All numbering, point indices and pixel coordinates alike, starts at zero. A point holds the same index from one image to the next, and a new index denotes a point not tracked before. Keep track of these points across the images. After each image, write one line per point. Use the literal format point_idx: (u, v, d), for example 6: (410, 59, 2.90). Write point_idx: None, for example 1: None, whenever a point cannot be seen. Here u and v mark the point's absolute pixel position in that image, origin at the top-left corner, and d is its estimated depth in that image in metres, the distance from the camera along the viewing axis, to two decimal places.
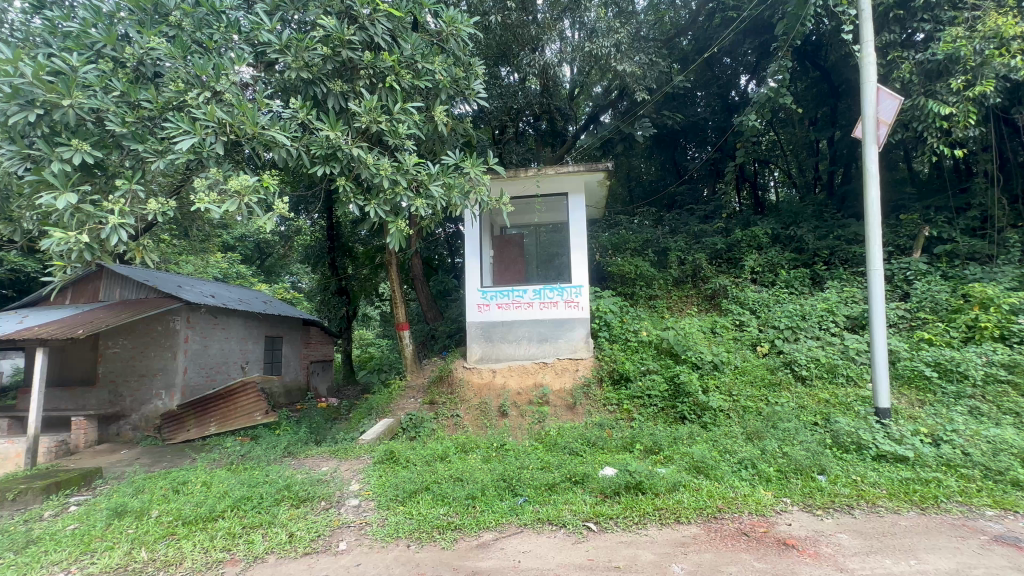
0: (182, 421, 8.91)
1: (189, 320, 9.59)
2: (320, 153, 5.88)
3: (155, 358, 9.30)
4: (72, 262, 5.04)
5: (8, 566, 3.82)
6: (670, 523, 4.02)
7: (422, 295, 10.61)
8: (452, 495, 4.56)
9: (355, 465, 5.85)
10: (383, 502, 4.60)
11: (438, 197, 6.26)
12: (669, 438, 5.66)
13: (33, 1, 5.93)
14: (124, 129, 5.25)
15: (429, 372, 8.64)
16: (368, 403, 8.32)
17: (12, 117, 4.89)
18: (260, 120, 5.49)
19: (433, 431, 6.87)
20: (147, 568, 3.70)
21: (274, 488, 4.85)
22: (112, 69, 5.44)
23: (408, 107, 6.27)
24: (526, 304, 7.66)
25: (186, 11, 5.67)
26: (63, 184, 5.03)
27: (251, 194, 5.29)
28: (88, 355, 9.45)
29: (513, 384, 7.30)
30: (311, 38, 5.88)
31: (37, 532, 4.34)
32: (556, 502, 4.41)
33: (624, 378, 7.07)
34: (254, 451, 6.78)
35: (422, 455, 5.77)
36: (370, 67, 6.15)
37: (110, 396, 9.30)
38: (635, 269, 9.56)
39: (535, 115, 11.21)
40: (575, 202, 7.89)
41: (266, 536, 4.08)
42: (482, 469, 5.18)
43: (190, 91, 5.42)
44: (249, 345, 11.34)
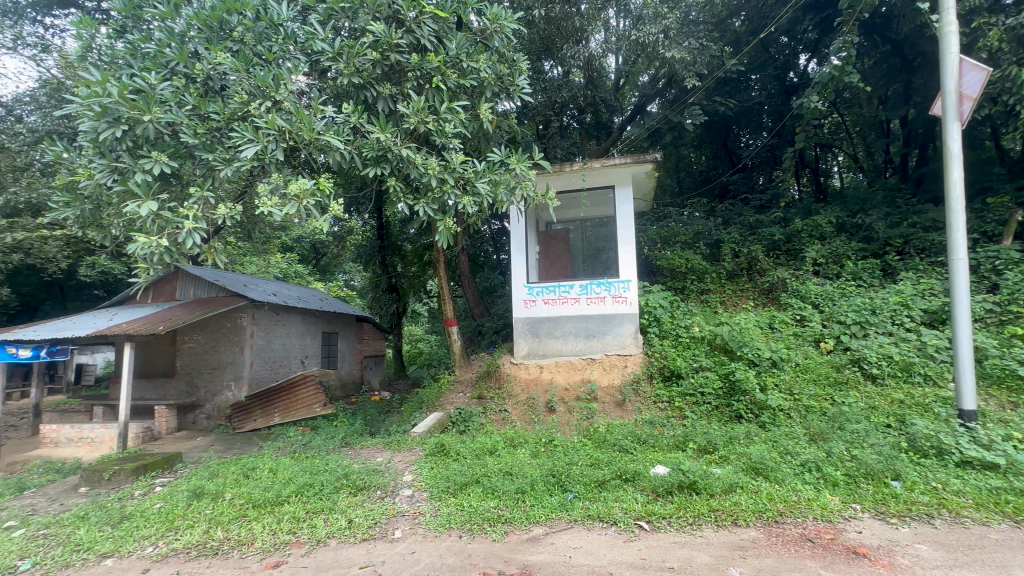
0: (249, 411, 9.54)
1: (255, 316, 10.26)
2: (371, 155, 6.09)
3: (225, 352, 9.99)
4: (154, 264, 5.51)
5: (106, 538, 4.25)
6: (726, 526, 3.88)
7: (469, 292, 10.74)
8: (501, 488, 4.62)
9: (408, 457, 6.05)
10: (435, 494, 4.73)
11: (485, 194, 6.35)
12: (724, 437, 5.45)
13: (116, 27, 6.51)
14: (196, 140, 5.67)
15: (477, 366, 8.75)
16: (419, 397, 8.56)
17: (102, 133, 5.38)
18: (316, 126, 5.77)
19: (482, 425, 6.98)
20: (224, 546, 4.00)
21: (334, 476, 5.11)
22: (184, 84, 5.87)
23: (454, 106, 6.37)
24: (573, 300, 7.60)
25: (248, 26, 6.02)
26: (146, 193, 5.50)
27: (308, 197, 5.57)
28: (167, 349, 10.27)
29: (561, 380, 7.24)
30: (362, 44, 6.09)
31: (130, 509, 4.81)
32: (607, 499, 4.37)
33: (676, 375, 6.88)
34: (314, 441, 7.16)
35: (472, 449, 5.87)
36: (417, 69, 6.29)
37: (187, 387, 10.08)
38: (685, 263, 9.26)
39: (579, 108, 11.07)
40: (622, 195, 7.73)
41: (328, 521, 4.30)
42: (531, 464, 5.20)
43: (254, 102, 5.78)
44: (307, 340, 11.97)
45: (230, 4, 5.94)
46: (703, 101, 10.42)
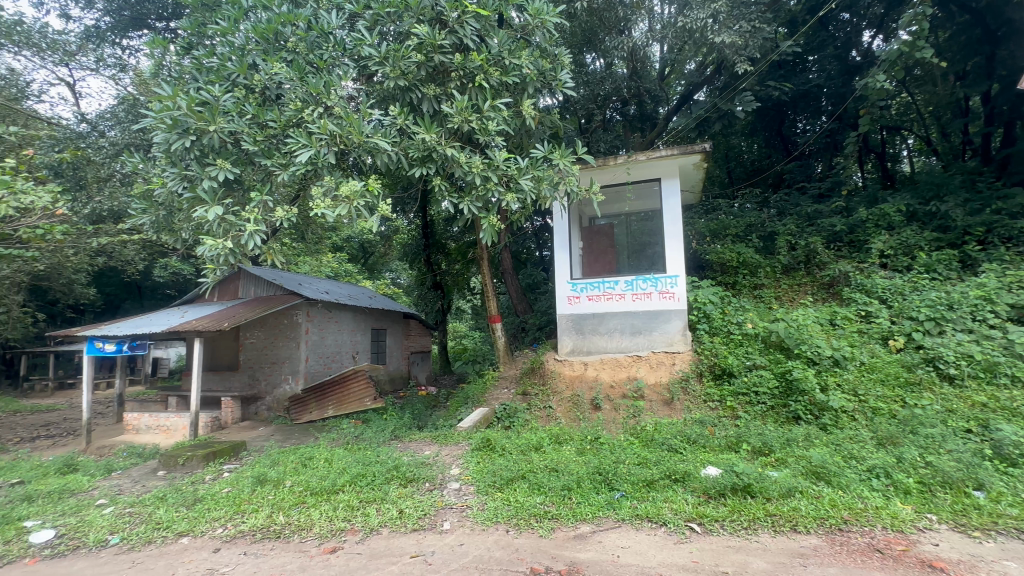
0: (305, 404, 10.04)
1: (310, 313, 10.77)
2: (417, 155, 6.24)
3: (283, 347, 10.55)
4: (221, 265, 5.89)
5: (183, 518, 4.61)
6: (784, 532, 3.70)
7: (513, 289, 10.77)
8: (548, 485, 4.62)
9: (455, 451, 6.18)
10: (482, 487, 4.80)
11: (528, 190, 6.35)
12: (781, 439, 5.20)
13: (183, 45, 6.99)
14: (256, 147, 6.01)
15: (521, 363, 8.77)
16: (465, 393, 8.70)
17: (173, 144, 5.80)
18: (365, 129, 5.96)
19: (527, 421, 7.01)
20: (286, 530, 4.23)
21: (385, 468, 5.30)
22: (244, 95, 6.21)
23: (497, 104, 6.41)
24: (618, 296, 7.47)
25: (301, 36, 6.31)
26: (211, 199, 5.90)
27: (359, 198, 5.78)
28: (231, 344, 10.95)
29: (606, 377, 7.13)
30: (407, 47, 6.20)
31: (201, 492, 5.19)
32: (655, 499, 4.28)
33: (727, 373, 6.63)
34: (366, 433, 7.45)
35: (517, 444, 5.91)
36: (460, 69, 6.37)
37: (250, 380, 10.72)
38: (737, 257, 8.88)
39: (623, 100, 10.85)
40: (669, 187, 7.52)
41: (380, 511, 4.46)
42: (577, 462, 5.18)
43: (307, 108, 6.06)
44: (358, 336, 12.43)
45: (284, 16, 6.25)
46: (755, 86, 9.92)
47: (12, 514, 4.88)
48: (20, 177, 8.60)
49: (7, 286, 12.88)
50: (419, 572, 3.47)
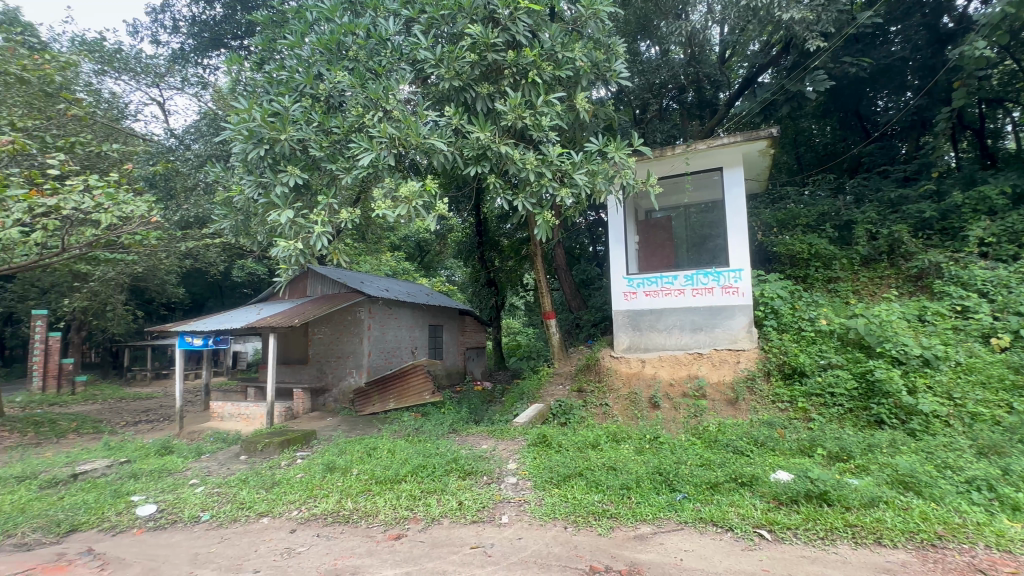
0: (369, 396, 10.52)
1: (372, 310, 11.27)
2: (472, 154, 6.35)
3: (348, 342, 11.11)
4: (293, 265, 6.29)
5: (262, 499, 4.99)
6: (867, 544, 3.43)
7: (566, 285, 10.69)
8: (606, 483, 4.56)
9: (511, 445, 6.25)
10: (539, 483, 4.81)
11: (583, 185, 6.27)
12: (862, 444, 4.82)
13: (257, 60, 7.49)
14: (322, 152, 6.36)
15: (577, 359, 8.68)
16: (520, 388, 8.75)
17: (250, 153, 6.26)
18: (422, 131, 6.13)
19: (584, 419, 6.93)
20: (354, 516, 4.47)
21: (444, 460, 5.46)
22: (311, 104, 6.55)
23: (551, 99, 6.39)
24: (677, 291, 7.21)
25: (361, 44, 6.58)
26: (283, 204, 6.32)
27: (417, 199, 5.98)
28: (301, 340, 11.66)
29: (665, 375, 6.91)
30: (461, 48, 6.26)
31: (278, 476, 5.60)
32: (720, 503, 4.10)
33: (799, 372, 6.23)
34: (425, 426, 7.69)
35: (574, 441, 5.87)
36: (512, 66, 6.39)
37: (318, 373, 11.36)
38: (809, 248, 8.28)
39: (681, 87, 10.42)
40: (732, 176, 7.15)
41: (440, 501, 4.59)
42: (636, 460, 5.07)
43: (368, 113, 6.32)
44: (416, 332, 12.84)
45: (346, 26, 6.54)
46: (829, 63, 9.19)
47: (122, 489, 5.51)
48: (122, 189, 9.61)
49: (113, 287, 14.48)
50: (480, 563, 3.54)
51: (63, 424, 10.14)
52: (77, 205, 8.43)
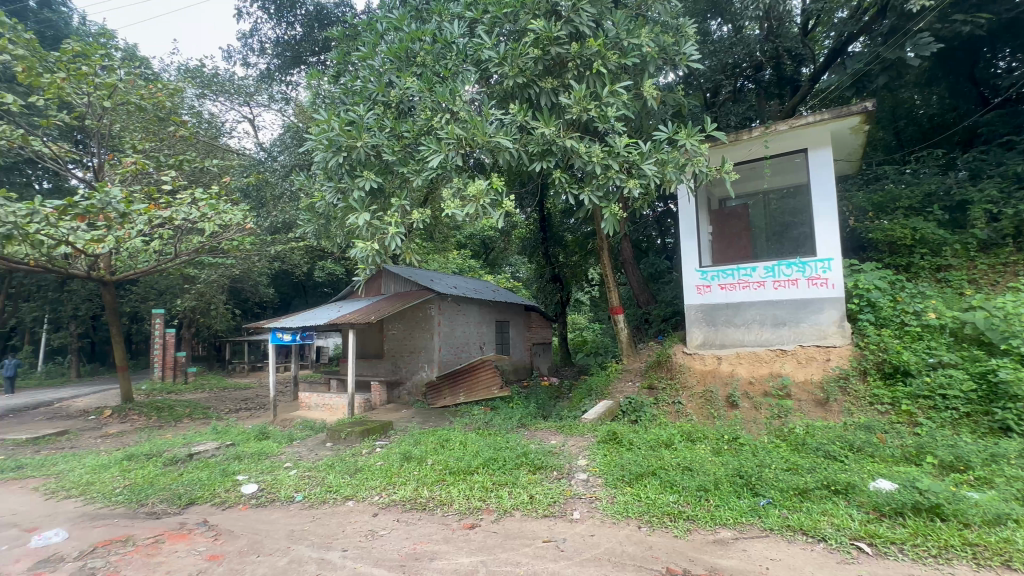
0: (440, 390, 10.92)
1: (441, 307, 11.66)
2: (537, 150, 6.36)
3: (420, 338, 11.59)
4: (369, 266, 6.67)
5: (347, 483, 5.36)
6: (993, 567, 3.03)
7: (634, 280, 10.39)
8: (681, 484, 4.39)
9: (580, 442, 6.21)
10: (610, 480, 4.75)
11: (652, 175, 6.09)
12: (983, 454, 4.27)
13: (334, 73, 7.96)
14: (395, 157, 6.67)
15: (647, 356, 8.40)
16: (588, 384, 8.65)
17: (329, 161, 6.67)
18: (488, 130, 6.25)
19: (655, 416, 6.72)
20: (430, 503, 4.67)
21: (515, 454, 5.54)
22: (383, 111, 6.88)
23: (617, 89, 6.22)
24: (757, 284, 6.77)
25: (428, 49, 6.79)
26: (360, 207, 6.71)
27: (484, 197, 6.13)
28: (377, 335, 12.32)
29: (744, 372, 6.52)
30: (524, 44, 6.25)
31: (361, 463, 5.99)
32: (811, 511, 3.81)
33: (902, 372, 5.62)
34: (495, 419, 7.86)
35: (646, 440, 5.71)
36: (576, 58, 6.28)
37: (392, 367, 11.95)
38: (913, 234, 7.41)
39: (758, 64, 9.73)
40: (819, 158, 6.59)
41: (512, 494, 4.67)
42: (713, 462, 4.83)
43: (436, 116, 6.51)
44: (483, 328, 13.11)
45: (413, 34, 6.78)
46: (935, 24, 8.14)
47: (230, 469, 6.16)
48: (222, 200, 10.65)
49: (216, 287, 16.17)
50: (553, 557, 3.56)
51: (179, 409, 11.51)
52: (186, 215, 9.55)
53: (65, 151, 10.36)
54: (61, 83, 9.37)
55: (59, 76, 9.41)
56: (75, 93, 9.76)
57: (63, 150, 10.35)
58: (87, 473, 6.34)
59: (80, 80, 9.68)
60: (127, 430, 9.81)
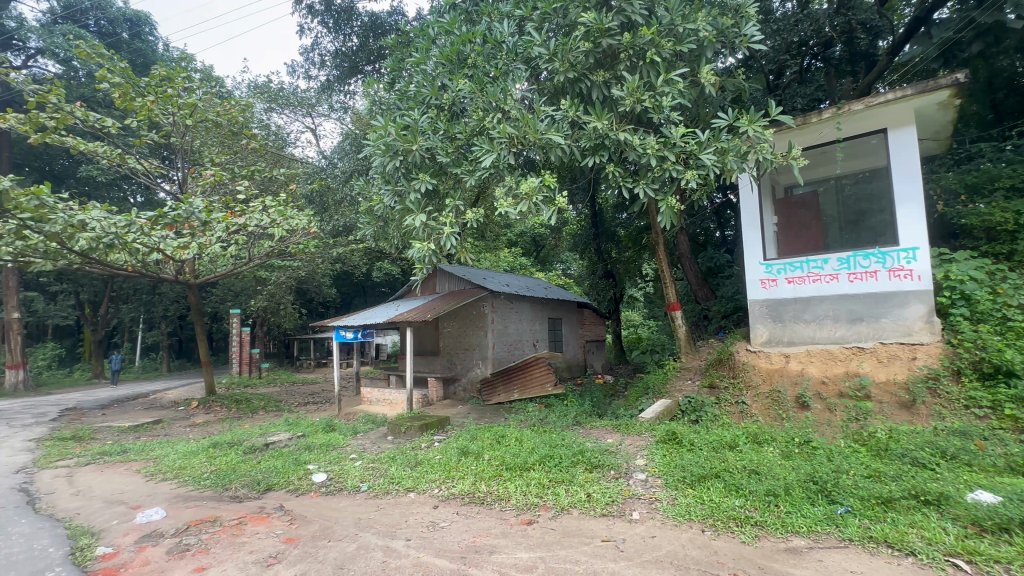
0: (494, 386, 11.06)
1: (494, 305, 11.79)
2: (590, 145, 6.28)
3: (474, 335, 11.80)
4: (426, 265, 6.89)
5: (408, 476, 5.57)
6: None
7: (691, 275, 10.02)
8: (748, 487, 4.19)
9: (638, 441, 6.08)
10: (671, 481, 4.62)
11: (711, 165, 5.85)
12: None
13: (389, 79, 8.23)
14: (449, 158, 6.83)
15: (707, 353, 8.05)
16: (645, 382, 8.45)
17: (387, 165, 6.92)
18: (540, 127, 6.24)
19: (716, 417, 6.45)
20: (488, 498, 4.75)
21: (571, 452, 5.51)
22: (437, 114, 7.03)
23: (672, 77, 6.01)
24: (829, 277, 6.32)
25: (478, 50, 6.86)
26: (416, 209, 6.91)
27: (537, 194, 6.14)
28: (433, 333, 12.67)
29: (815, 371, 6.11)
30: (575, 38, 6.16)
31: (421, 456, 6.19)
32: (897, 522, 3.51)
33: (1005, 372, 5.05)
34: (550, 417, 7.86)
35: (708, 441, 5.49)
36: (629, 48, 6.11)
37: (448, 363, 12.25)
38: (1016, 217, 6.59)
39: (827, 40, 9.04)
40: (901, 137, 6.05)
41: (569, 492, 4.66)
42: (783, 466, 4.57)
43: (488, 116, 6.60)
44: (536, 325, 13.14)
45: (465, 36, 6.87)
46: None
47: (302, 458, 6.58)
48: (289, 207, 11.33)
49: (285, 289, 17.28)
50: (612, 556, 3.51)
51: (256, 402, 12.42)
52: (259, 221, 10.31)
53: (155, 167, 11.43)
54: (151, 105, 10.36)
55: (149, 99, 10.40)
56: (162, 114, 10.74)
57: (153, 166, 11.43)
58: (180, 458, 7.00)
59: (166, 101, 10.64)
60: (211, 420, 10.73)
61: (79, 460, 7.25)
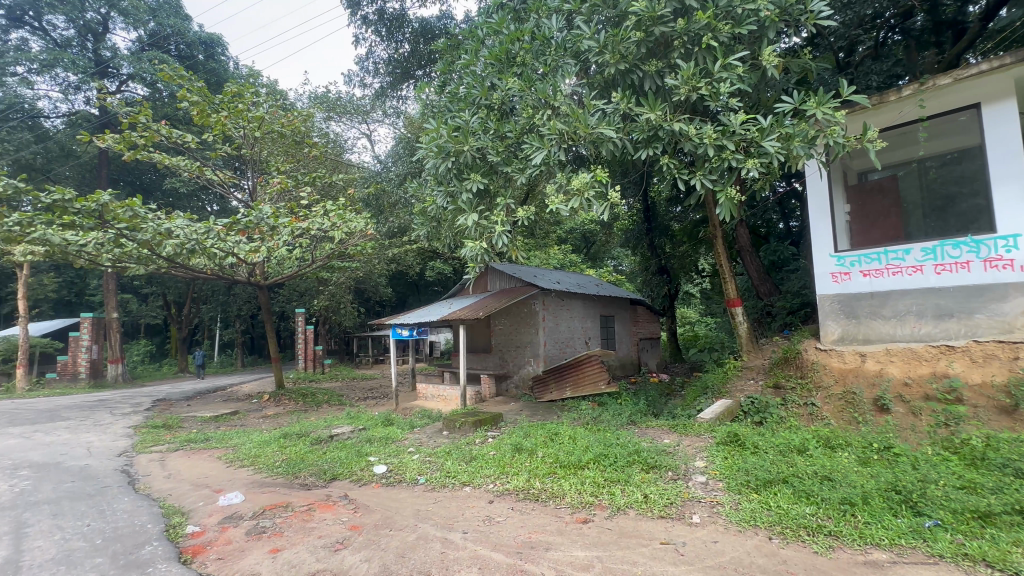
0: (546, 384, 11.04)
1: (545, 302, 11.76)
2: (643, 137, 6.11)
3: (525, 333, 11.84)
4: (478, 264, 6.99)
5: (463, 471, 5.68)
6: None
7: (752, 269, 9.53)
8: (820, 495, 3.93)
9: (697, 442, 5.86)
10: (733, 485, 4.43)
11: (775, 152, 5.53)
12: None
13: (440, 81, 8.39)
14: (499, 157, 6.89)
15: (771, 352, 7.62)
16: (704, 381, 8.11)
17: (439, 167, 7.08)
18: (591, 122, 6.14)
19: (783, 419, 6.09)
20: (542, 495, 4.76)
21: (626, 452, 5.40)
22: (487, 114, 7.11)
23: (730, 61, 5.74)
24: (913, 269, 5.80)
25: (527, 48, 6.88)
26: (468, 209, 7.03)
27: (588, 190, 6.05)
28: (485, 330, 12.85)
29: (896, 372, 5.62)
30: (625, 28, 6.00)
31: (476, 452, 6.31)
32: (997, 539, 3.18)
33: None
34: (604, 415, 7.74)
35: (774, 444, 5.20)
36: (683, 35, 5.87)
37: (500, 361, 12.37)
38: None
39: (907, 10, 8.27)
40: (997, 112, 5.43)
41: (625, 492, 4.57)
42: (860, 473, 4.25)
43: (538, 113, 6.60)
44: (588, 323, 12.99)
45: (513, 34, 6.91)
46: None
47: (363, 450, 6.89)
48: (348, 211, 11.87)
49: (344, 288, 18.14)
50: (672, 560, 3.41)
51: (320, 396, 13.15)
52: (321, 225, 10.87)
53: (229, 177, 12.36)
54: (224, 120, 11.19)
55: (223, 114, 11.25)
56: (235, 128, 11.57)
57: (227, 176, 12.35)
58: (256, 447, 7.54)
59: (238, 116, 11.46)
60: (281, 413, 11.48)
61: (169, 446, 7.99)
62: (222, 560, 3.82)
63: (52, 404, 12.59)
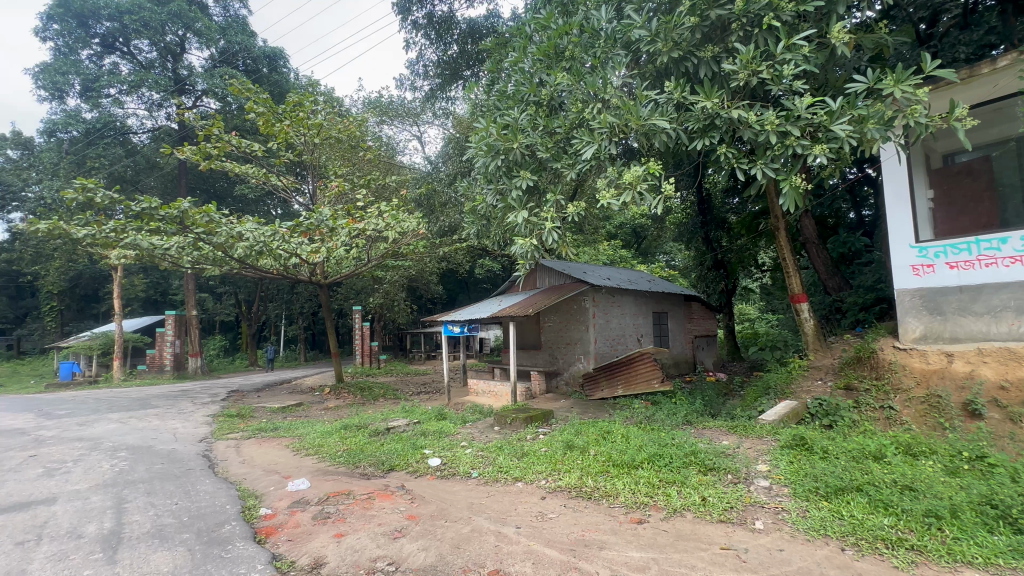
0: (597, 382, 10.92)
1: (596, 299, 11.61)
2: (698, 127, 5.88)
3: (575, 330, 11.74)
4: (528, 261, 7.01)
5: (515, 466, 5.72)
6: None
7: (819, 263, 8.98)
8: (901, 506, 3.63)
9: (760, 445, 5.58)
10: (800, 491, 4.19)
11: (846, 136, 5.14)
12: None
13: (489, 79, 8.47)
14: (548, 153, 6.85)
15: (840, 351, 7.13)
16: (765, 381, 7.70)
17: (489, 165, 7.13)
18: (642, 113, 5.97)
19: (856, 422, 5.68)
20: (595, 493, 4.72)
21: (682, 452, 5.24)
22: (536, 110, 7.12)
23: (795, 42, 5.38)
24: (1011, 259, 5.21)
25: (576, 41, 6.82)
26: (518, 206, 7.06)
27: (640, 182, 5.89)
28: (534, 327, 12.86)
29: (990, 374, 5.09)
30: (679, 14, 5.78)
31: (527, 448, 6.34)
32: None
33: None
34: (658, 415, 7.54)
35: (846, 449, 4.85)
36: (741, 17, 5.58)
37: (550, 357, 12.34)
38: None
39: None
40: None
41: (681, 494, 4.44)
42: (948, 484, 3.89)
43: (587, 107, 6.51)
44: (640, 319, 12.69)
45: (562, 29, 6.87)
46: None
47: (418, 444, 7.10)
48: (401, 211, 12.24)
49: (398, 286, 18.76)
50: (734, 566, 3.28)
51: (376, 390, 13.67)
52: (376, 225, 11.29)
53: (291, 183, 13.09)
54: (287, 128, 11.89)
55: (286, 123, 11.95)
56: (297, 136, 12.27)
57: (289, 182, 13.07)
58: (318, 437, 7.97)
59: (299, 124, 12.12)
60: (341, 405, 12.06)
61: (243, 434, 8.62)
62: (292, 542, 4.07)
63: (143, 394, 13.89)
